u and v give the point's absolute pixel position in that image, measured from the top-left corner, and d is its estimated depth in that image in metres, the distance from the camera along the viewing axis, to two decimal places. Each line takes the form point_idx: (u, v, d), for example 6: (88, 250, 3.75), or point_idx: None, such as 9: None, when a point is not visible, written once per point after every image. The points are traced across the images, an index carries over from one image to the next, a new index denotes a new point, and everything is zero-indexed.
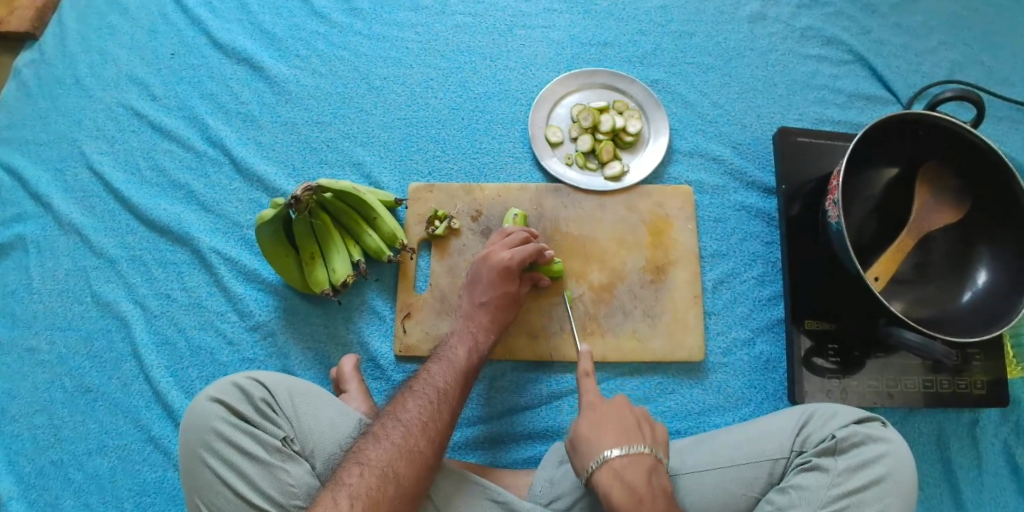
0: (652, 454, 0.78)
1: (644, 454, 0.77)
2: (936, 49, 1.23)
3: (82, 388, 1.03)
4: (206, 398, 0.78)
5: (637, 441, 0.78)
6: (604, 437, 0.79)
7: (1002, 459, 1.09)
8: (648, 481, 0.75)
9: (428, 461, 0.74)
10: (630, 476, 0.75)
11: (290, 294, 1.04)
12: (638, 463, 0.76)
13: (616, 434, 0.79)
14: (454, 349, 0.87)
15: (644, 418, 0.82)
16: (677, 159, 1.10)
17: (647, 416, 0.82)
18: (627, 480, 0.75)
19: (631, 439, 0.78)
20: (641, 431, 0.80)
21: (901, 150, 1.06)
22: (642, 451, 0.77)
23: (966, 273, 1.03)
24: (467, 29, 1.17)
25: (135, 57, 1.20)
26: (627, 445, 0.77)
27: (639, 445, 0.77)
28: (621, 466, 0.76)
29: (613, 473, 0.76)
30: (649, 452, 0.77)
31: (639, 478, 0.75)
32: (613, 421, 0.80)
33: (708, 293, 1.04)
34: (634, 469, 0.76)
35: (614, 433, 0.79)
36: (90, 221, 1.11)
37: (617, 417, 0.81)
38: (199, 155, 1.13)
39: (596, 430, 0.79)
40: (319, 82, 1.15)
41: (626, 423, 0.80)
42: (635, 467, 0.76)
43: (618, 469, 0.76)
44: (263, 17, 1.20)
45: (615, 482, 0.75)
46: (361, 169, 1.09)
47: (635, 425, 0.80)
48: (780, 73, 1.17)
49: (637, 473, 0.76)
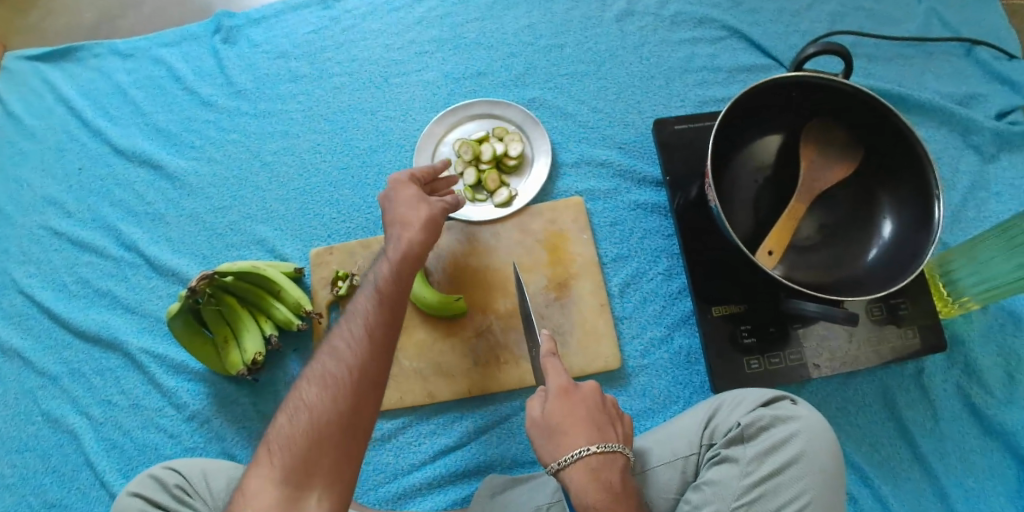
0: (623, 451, 0.80)
1: (617, 453, 0.79)
2: (813, 5, 1.21)
3: (44, 503, 1.08)
4: (127, 494, 0.83)
5: (611, 438, 0.80)
6: (578, 435, 0.79)
7: (958, 403, 1.06)
8: (623, 481, 0.78)
9: (341, 384, 0.72)
10: (607, 475, 0.77)
11: (218, 379, 1.08)
12: (614, 461, 0.78)
13: (588, 428, 0.80)
14: (379, 269, 0.81)
15: (613, 412, 0.84)
16: (565, 172, 1.11)
17: (615, 412, 0.84)
18: (606, 480, 0.77)
19: (605, 437, 0.80)
20: (612, 429, 0.81)
21: (782, 117, 1.04)
22: (615, 450, 0.79)
23: (870, 226, 1.01)
24: (346, 88, 1.20)
25: (49, 179, 1.26)
26: (602, 443, 0.79)
27: (613, 442, 0.79)
28: (597, 463, 0.77)
29: (590, 471, 0.77)
30: (621, 450, 0.80)
31: (616, 476, 0.77)
32: (584, 415, 0.81)
33: (616, 299, 1.04)
34: (610, 468, 0.78)
35: (588, 429, 0.80)
36: (29, 342, 1.17)
37: (587, 410, 0.82)
38: (117, 261, 1.18)
39: (569, 424, 0.80)
40: (215, 168, 1.19)
41: (598, 421, 0.81)
42: (610, 467, 0.78)
43: (596, 468, 0.77)
44: (157, 116, 1.25)
45: (591, 479, 0.76)
46: (265, 245, 1.12)
47: (608, 423, 0.82)
48: (656, 65, 1.16)
49: (612, 471, 0.78)
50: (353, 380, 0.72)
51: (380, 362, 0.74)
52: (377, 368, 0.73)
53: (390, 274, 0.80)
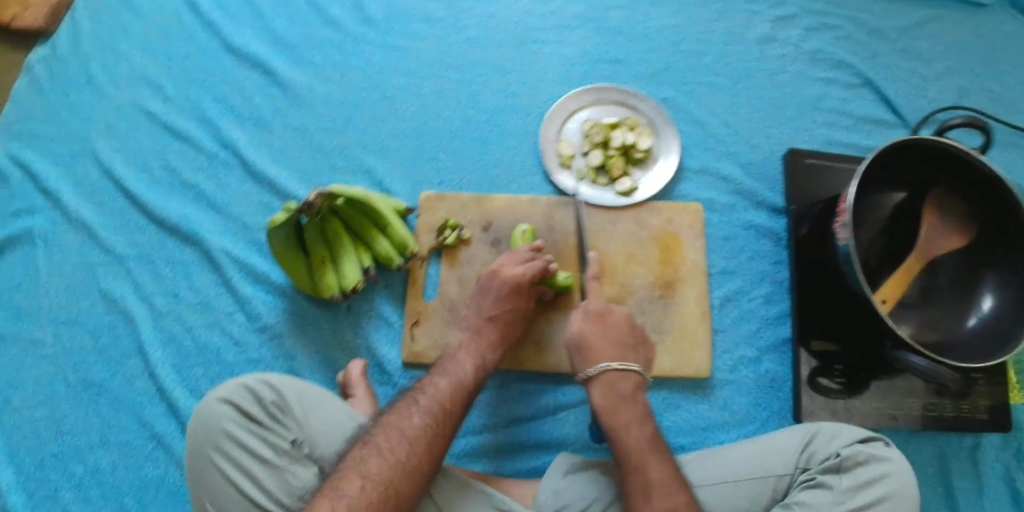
0: (641, 373, 0.85)
1: (634, 372, 0.84)
2: (944, 75, 1.21)
3: (85, 383, 1.03)
4: (214, 399, 0.78)
5: (631, 359, 0.85)
6: (605, 350, 0.84)
7: (1004, 484, 1.01)
8: (635, 394, 0.83)
9: (424, 476, 0.75)
10: (621, 386, 0.82)
11: (298, 298, 1.05)
12: (629, 378, 0.83)
13: (613, 348, 0.85)
14: (461, 364, 0.88)
15: (640, 336, 0.89)
16: (687, 177, 1.12)
17: (642, 338, 0.89)
18: (618, 391, 0.82)
19: (626, 357, 0.85)
20: (635, 351, 0.86)
21: (908, 174, 1.03)
22: (633, 370, 0.84)
23: (970, 297, 1.00)
24: (482, 41, 1.20)
25: (151, 57, 1.21)
26: (622, 362, 0.84)
27: (633, 363, 0.84)
28: (616, 378, 0.83)
29: (607, 384, 0.82)
30: (639, 371, 0.85)
31: (627, 389, 0.83)
32: (614, 336, 0.86)
33: (715, 310, 1.04)
34: (625, 381, 0.83)
35: (614, 347, 0.85)
36: (99, 217, 1.12)
37: (616, 332, 0.87)
38: (210, 156, 1.14)
39: (598, 343, 0.85)
40: (333, 88, 1.17)
41: (626, 342, 0.86)
42: (626, 381, 0.83)
43: (613, 382, 0.82)
44: (277, 22, 1.22)
45: (607, 391, 0.82)
46: (373, 176, 1.10)
47: (632, 345, 0.86)
48: (789, 95, 1.18)
49: (626, 384, 0.83)
50: (429, 473, 0.76)
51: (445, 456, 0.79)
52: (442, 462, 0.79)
53: (472, 375, 0.87)
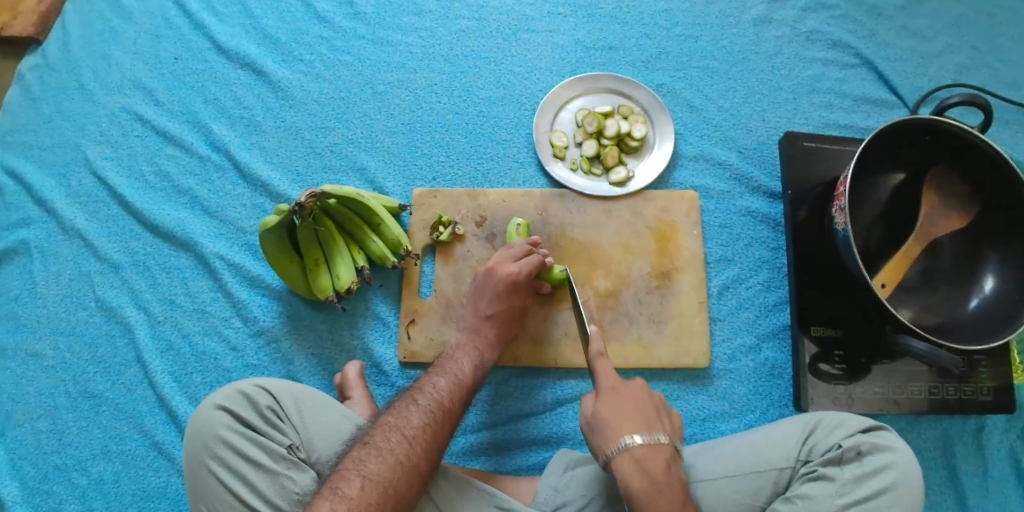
0: (672, 445, 0.76)
1: (663, 444, 0.75)
2: (943, 52, 1.19)
3: (85, 393, 1.03)
4: (211, 406, 0.79)
5: (658, 431, 0.76)
6: (625, 424, 0.76)
7: (1008, 466, 0.99)
8: (669, 473, 0.73)
9: (422, 475, 0.75)
10: (651, 464, 0.73)
11: (294, 300, 1.04)
12: (659, 454, 0.74)
13: (636, 422, 0.76)
14: (459, 363, 0.87)
15: (661, 407, 0.80)
16: (682, 164, 1.10)
17: (663, 405, 0.81)
18: (649, 471, 0.72)
19: (652, 428, 0.76)
20: (660, 421, 0.78)
21: (907, 155, 1.02)
22: (662, 441, 0.75)
23: (971, 279, 0.98)
24: (472, 33, 1.18)
25: (140, 62, 1.21)
26: (648, 434, 0.75)
27: (659, 434, 0.76)
28: (642, 454, 0.73)
29: (632, 461, 0.73)
30: (669, 442, 0.76)
31: (659, 466, 0.73)
32: (635, 411, 0.78)
33: (713, 299, 1.03)
34: (654, 458, 0.73)
35: (637, 421, 0.76)
36: (94, 225, 1.11)
37: (636, 405, 0.78)
38: (202, 160, 1.13)
39: (616, 416, 0.77)
40: (323, 86, 1.16)
41: (647, 413, 0.78)
42: (655, 457, 0.73)
43: (639, 459, 0.73)
44: (266, 22, 1.20)
45: (635, 469, 0.73)
46: (365, 174, 1.09)
47: (655, 417, 0.78)
48: (785, 77, 1.16)
49: (656, 462, 0.73)
50: (426, 473, 0.76)
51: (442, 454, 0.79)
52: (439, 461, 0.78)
53: (471, 372, 0.87)
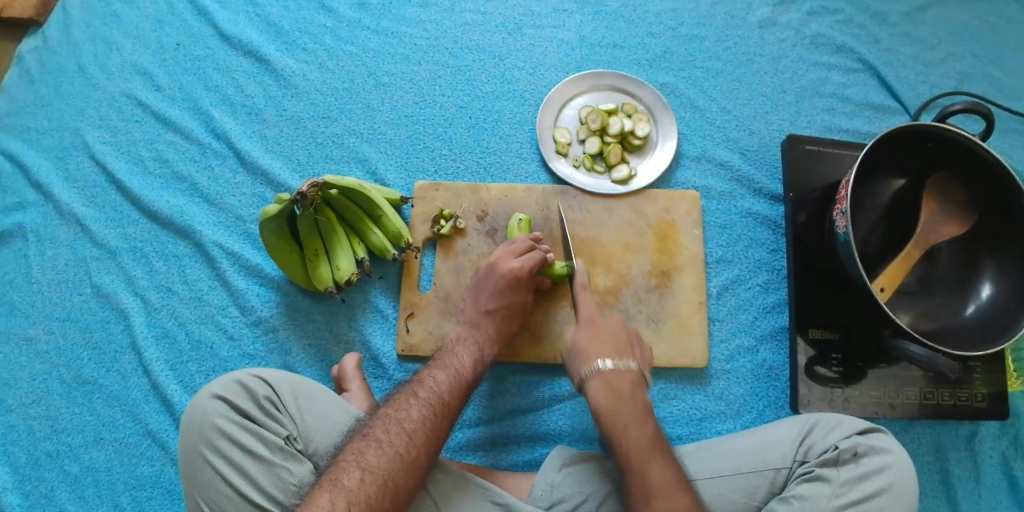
0: (639, 371, 0.84)
1: (631, 369, 0.83)
2: (945, 60, 1.19)
3: (79, 379, 1.02)
4: (208, 395, 0.78)
5: (628, 357, 0.84)
6: (599, 350, 0.84)
7: (999, 473, 1.00)
8: (634, 392, 0.81)
9: (421, 468, 0.75)
10: (618, 383, 0.81)
11: (293, 290, 1.04)
12: (628, 375, 0.82)
13: (608, 347, 0.84)
14: (459, 357, 0.87)
15: (633, 338, 0.89)
16: (685, 164, 1.10)
17: (636, 338, 0.89)
18: (615, 387, 0.81)
19: (623, 356, 0.84)
20: (630, 351, 0.86)
21: (909, 161, 1.02)
22: (631, 367, 0.83)
23: (969, 286, 0.98)
24: (477, 27, 1.18)
25: (141, 47, 1.19)
26: (620, 359, 0.83)
27: (628, 360, 0.84)
28: (611, 375, 0.82)
29: (603, 382, 0.81)
30: (637, 369, 0.84)
31: (626, 387, 0.81)
32: (607, 338, 0.85)
33: (713, 300, 1.04)
34: (623, 379, 0.82)
35: (609, 348, 0.84)
36: (91, 211, 1.10)
37: (611, 333, 0.86)
38: (202, 148, 1.12)
39: (592, 345, 0.84)
40: (326, 77, 1.15)
41: (620, 341, 0.86)
42: (623, 378, 0.82)
43: (609, 379, 0.81)
44: (269, 10, 1.20)
45: (603, 387, 0.81)
46: (366, 165, 1.09)
47: (627, 344, 0.86)
48: (789, 80, 1.17)
49: (624, 382, 0.82)
50: (425, 465, 0.75)
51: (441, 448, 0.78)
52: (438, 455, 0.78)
53: (471, 367, 0.87)
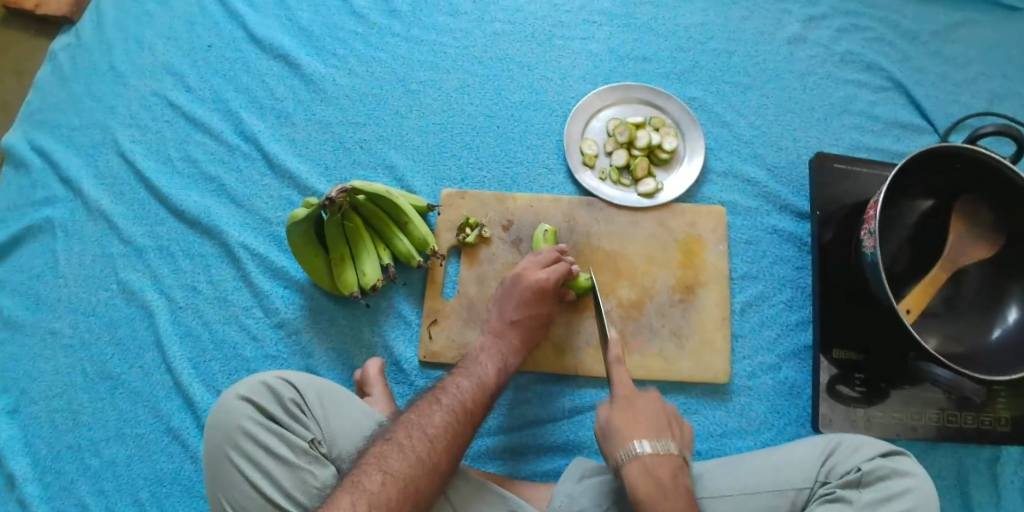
0: (681, 454, 0.78)
1: (672, 453, 0.77)
2: (976, 80, 1.18)
3: (102, 375, 1.03)
4: (234, 396, 0.79)
5: (668, 438, 0.78)
6: (637, 431, 0.78)
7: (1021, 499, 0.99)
8: (675, 479, 0.75)
9: (441, 475, 0.75)
10: (659, 471, 0.75)
11: (317, 294, 1.04)
12: (667, 459, 0.76)
13: (646, 428, 0.78)
14: (482, 365, 0.87)
15: (672, 417, 0.82)
16: (711, 179, 1.10)
17: (676, 416, 0.83)
18: (656, 475, 0.75)
19: (663, 438, 0.78)
20: (671, 431, 0.80)
21: (937, 183, 1.01)
22: (671, 450, 0.77)
23: (996, 310, 0.97)
24: (507, 36, 1.18)
25: (173, 47, 1.21)
26: (659, 441, 0.77)
27: (668, 443, 0.77)
28: (651, 461, 0.75)
29: (642, 468, 0.75)
30: (678, 451, 0.77)
31: (667, 473, 0.75)
32: (645, 419, 0.80)
33: (736, 316, 1.03)
34: (663, 466, 0.75)
35: (648, 430, 0.78)
36: (120, 208, 1.12)
37: (649, 412, 0.80)
38: (231, 149, 1.13)
39: (627, 426, 0.79)
40: (355, 82, 1.16)
41: (660, 423, 0.80)
42: (664, 464, 0.75)
43: (649, 465, 0.75)
44: (301, 14, 1.21)
45: (643, 473, 0.74)
46: (393, 171, 1.09)
47: (666, 425, 0.80)
48: (817, 97, 1.16)
49: (663, 468, 0.75)
50: (444, 472, 0.75)
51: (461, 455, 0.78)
52: (457, 462, 0.78)
53: (493, 375, 0.87)
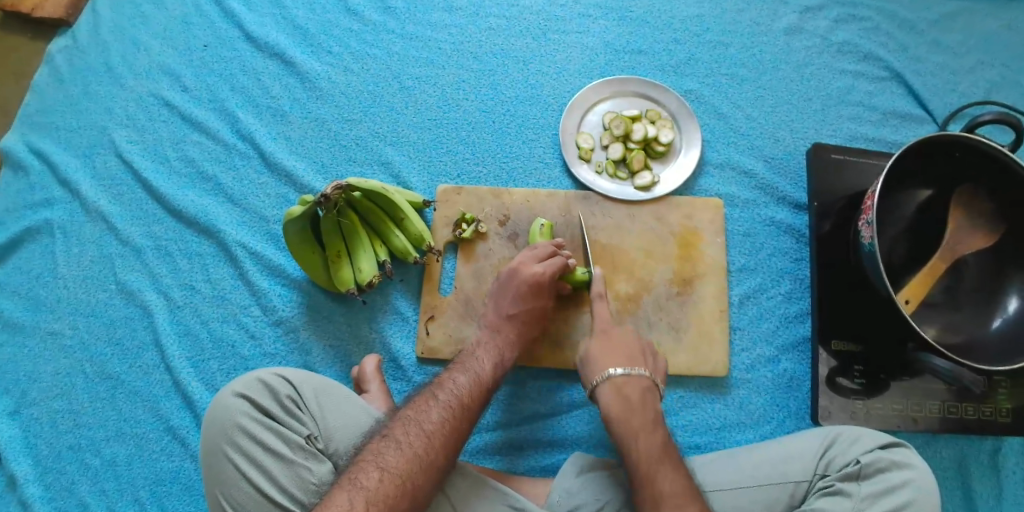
0: (651, 378, 0.85)
1: (641, 375, 0.84)
2: (974, 69, 1.18)
3: (102, 375, 1.04)
4: (231, 393, 0.79)
5: (640, 365, 0.85)
6: (610, 358, 0.86)
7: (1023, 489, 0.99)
8: (644, 397, 0.82)
9: (438, 471, 0.75)
10: (629, 390, 0.82)
11: (315, 291, 1.04)
12: (637, 381, 0.83)
13: (620, 355, 0.86)
14: (480, 361, 0.87)
15: (647, 349, 0.89)
16: (708, 172, 1.10)
17: (651, 349, 0.89)
18: (626, 395, 0.82)
19: (634, 363, 0.85)
20: (643, 359, 0.87)
21: (935, 172, 1.01)
22: (642, 374, 0.84)
23: (995, 299, 0.97)
24: (502, 31, 1.18)
25: (168, 47, 1.21)
26: (631, 366, 0.84)
27: (639, 367, 0.85)
28: (622, 382, 0.83)
29: (614, 388, 0.83)
30: (648, 376, 0.85)
31: (636, 394, 0.82)
32: (621, 348, 0.87)
33: (734, 308, 1.03)
34: (631, 385, 0.83)
35: (620, 355, 0.86)
36: (117, 208, 1.12)
37: (623, 342, 0.88)
38: (227, 148, 1.13)
39: (602, 351, 0.87)
40: (351, 79, 1.16)
41: (633, 353, 0.87)
42: (633, 383, 0.83)
43: (619, 385, 0.83)
44: (296, 12, 1.20)
45: (615, 396, 0.82)
46: (389, 168, 1.09)
47: (640, 355, 0.87)
48: (815, 88, 1.16)
49: (634, 389, 0.83)
50: (441, 471, 0.75)
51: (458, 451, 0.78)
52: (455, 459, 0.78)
53: (491, 370, 0.87)
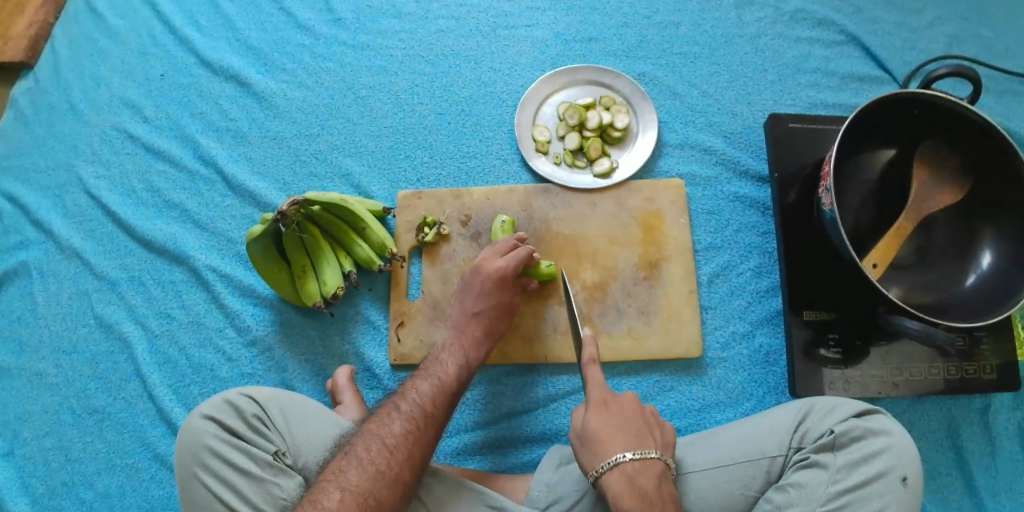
0: (662, 459, 0.77)
1: (654, 459, 0.76)
2: (933, 25, 1.16)
3: (88, 409, 1.05)
4: (199, 416, 0.80)
5: (649, 445, 0.77)
6: (616, 441, 0.76)
7: (1015, 444, 0.97)
8: (659, 487, 0.74)
9: (404, 483, 0.75)
10: (642, 479, 0.74)
11: (286, 308, 1.05)
12: (650, 467, 0.75)
13: (626, 436, 0.77)
14: (444, 365, 0.87)
15: (652, 420, 0.81)
16: (667, 152, 1.09)
17: (656, 421, 0.81)
18: (639, 486, 0.73)
19: (644, 444, 0.77)
20: (651, 436, 0.79)
21: (895, 131, 0.99)
22: (653, 457, 0.76)
23: (968, 255, 0.95)
24: (452, 32, 1.18)
25: (127, 80, 1.22)
26: (640, 450, 0.76)
27: (651, 449, 0.76)
28: (633, 468, 0.74)
29: (624, 476, 0.74)
30: (659, 458, 0.76)
31: (650, 483, 0.74)
32: (622, 424, 0.78)
33: (704, 287, 1.02)
34: (645, 474, 0.74)
35: (625, 435, 0.77)
36: (90, 244, 1.13)
37: (626, 418, 0.79)
38: (191, 174, 1.14)
39: (607, 433, 0.77)
40: (307, 95, 1.16)
41: (637, 428, 0.78)
42: (646, 471, 0.74)
43: (631, 474, 0.74)
44: (248, 33, 1.22)
45: (625, 483, 0.73)
46: (350, 179, 1.10)
47: (647, 430, 0.79)
48: (770, 59, 1.15)
49: (648, 477, 0.74)
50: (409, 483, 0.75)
51: (426, 460, 0.78)
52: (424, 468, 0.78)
53: (455, 375, 0.87)
